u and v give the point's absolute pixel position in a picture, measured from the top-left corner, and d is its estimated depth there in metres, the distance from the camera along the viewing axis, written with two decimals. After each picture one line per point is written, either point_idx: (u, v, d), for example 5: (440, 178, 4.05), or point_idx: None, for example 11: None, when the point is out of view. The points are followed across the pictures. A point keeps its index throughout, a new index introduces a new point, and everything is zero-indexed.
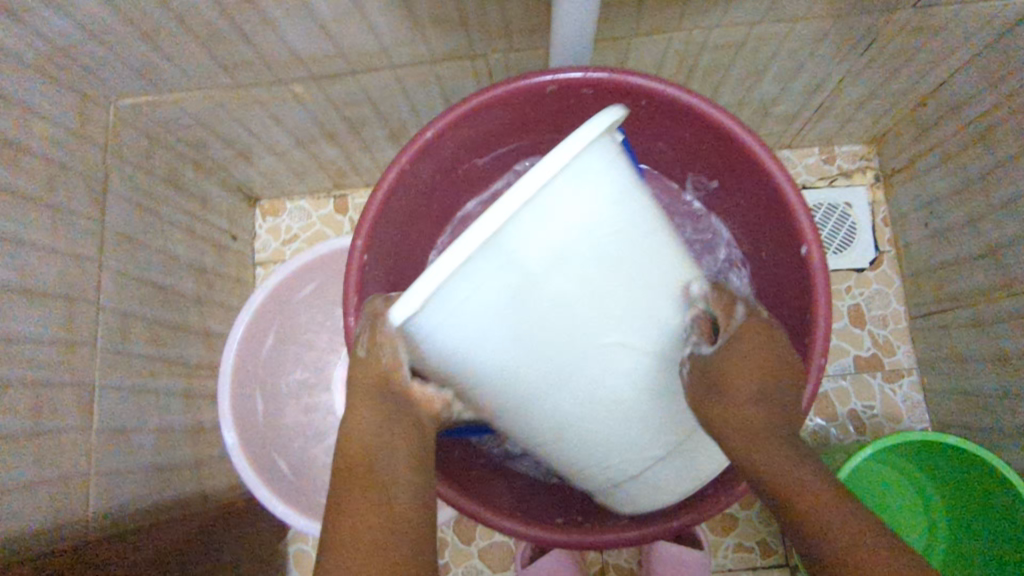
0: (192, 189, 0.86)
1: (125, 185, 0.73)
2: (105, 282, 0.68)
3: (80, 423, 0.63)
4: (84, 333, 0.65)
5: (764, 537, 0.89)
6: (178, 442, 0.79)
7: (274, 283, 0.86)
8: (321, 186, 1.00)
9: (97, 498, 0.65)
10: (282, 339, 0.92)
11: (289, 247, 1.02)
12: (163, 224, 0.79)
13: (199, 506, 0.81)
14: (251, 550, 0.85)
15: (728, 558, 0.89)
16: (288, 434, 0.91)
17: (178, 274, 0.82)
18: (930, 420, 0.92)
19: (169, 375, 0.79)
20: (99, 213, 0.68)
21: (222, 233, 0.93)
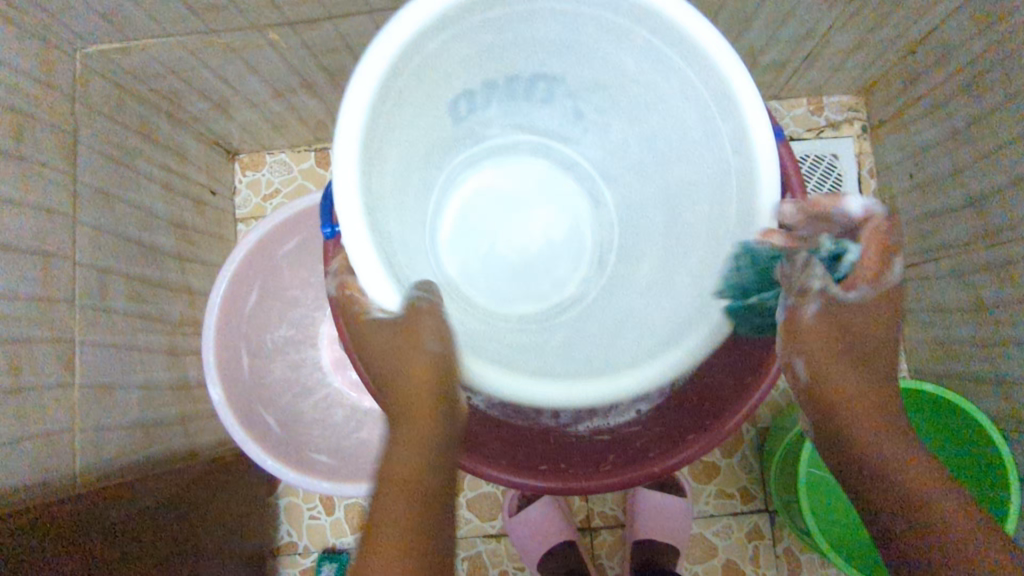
0: (168, 142, 0.83)
1: (97, 137, 0.70)
2: (81, 238, 0.67)
3: (62, 380, 0.63)
4: (61, 290, 0.64)
5: (744, 483, 0.91)
6: (164, 399, 0.79)
7: (254, 239, 0.85)
8: (302, 138, 0.98)
9: (83, 454, 0.65)
10: (266, 295, 0.91)
11: (270, 202, 1.00)
12: (138, 179, 0.77)
13: (187, 461, 0.81)
14: (242, 502, 0.87)
15: (709, 504, 0.91)
16: (275, 390, 0.91)
17: (157, 231, 0.80)
18: (908, 370, 0.94)
19: (151, 332, 0.78)
20: (71, 167, 0.66)
21: (201, 188, 0.91)
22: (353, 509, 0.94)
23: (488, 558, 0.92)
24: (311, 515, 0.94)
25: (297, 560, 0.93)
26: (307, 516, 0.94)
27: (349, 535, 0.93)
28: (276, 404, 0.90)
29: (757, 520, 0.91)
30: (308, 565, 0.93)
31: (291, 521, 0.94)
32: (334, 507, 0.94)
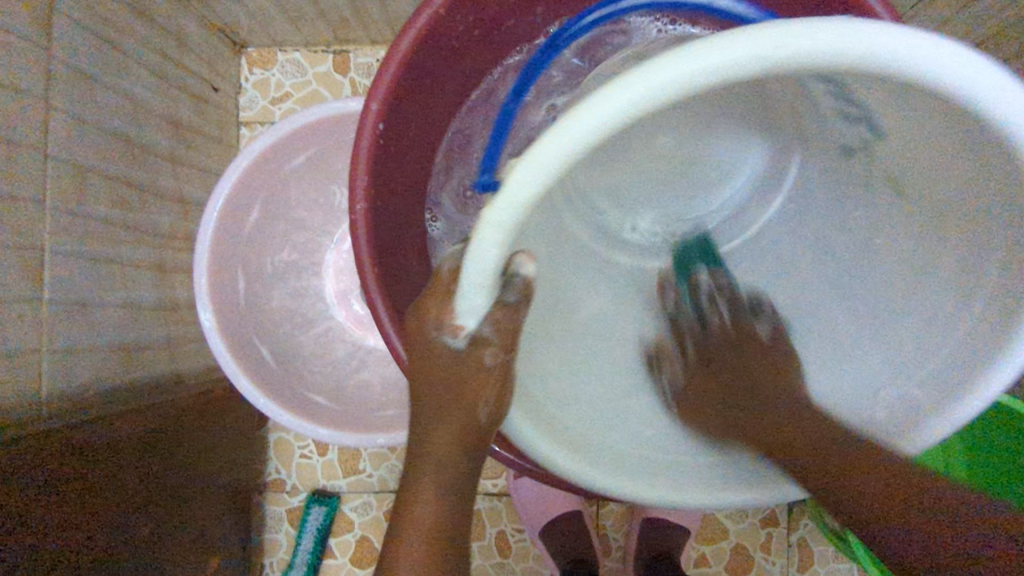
0: (165, 24, 0.71)
1: (80, 5, 0.58)
2: (55, 128, 0.56)
3: (28, 293, 0.54)
4: (30, 190, 0.54)
5: None
6: (148, 320, 0.71)
7: (261, 148, 0.75)
8: (321, 37, 0.85)
9: (51, 378, 0.57)
10: (269, 214, 0.81)
11: (279, 107, 0.88)
12: (127, 62, 0.66)
13: (172, 389, 0.74)
14: (228, 437, 0.80)
15: None
16: (273, 319, 0.83)
17: (147, 128, 0.69)
18: None
19: (136, 244, 0.69)
20: (45, 40, 0.54)
21: (202, 82, 0.80)
22: (347, 452, 0.88)
23: (486, 516, 0.87)
24: (302, 453, 0.88)
25: (284, 499, 0.88)
26: (297, 454, 0.88)
27: (341, 479, 0.88)
28: (272, 334, 0.82)
29: (773, 507, 0.85)
30: (295, 504, 0.88)
31: (280, 458, 0.88)
32: (327, 449, 0.88)
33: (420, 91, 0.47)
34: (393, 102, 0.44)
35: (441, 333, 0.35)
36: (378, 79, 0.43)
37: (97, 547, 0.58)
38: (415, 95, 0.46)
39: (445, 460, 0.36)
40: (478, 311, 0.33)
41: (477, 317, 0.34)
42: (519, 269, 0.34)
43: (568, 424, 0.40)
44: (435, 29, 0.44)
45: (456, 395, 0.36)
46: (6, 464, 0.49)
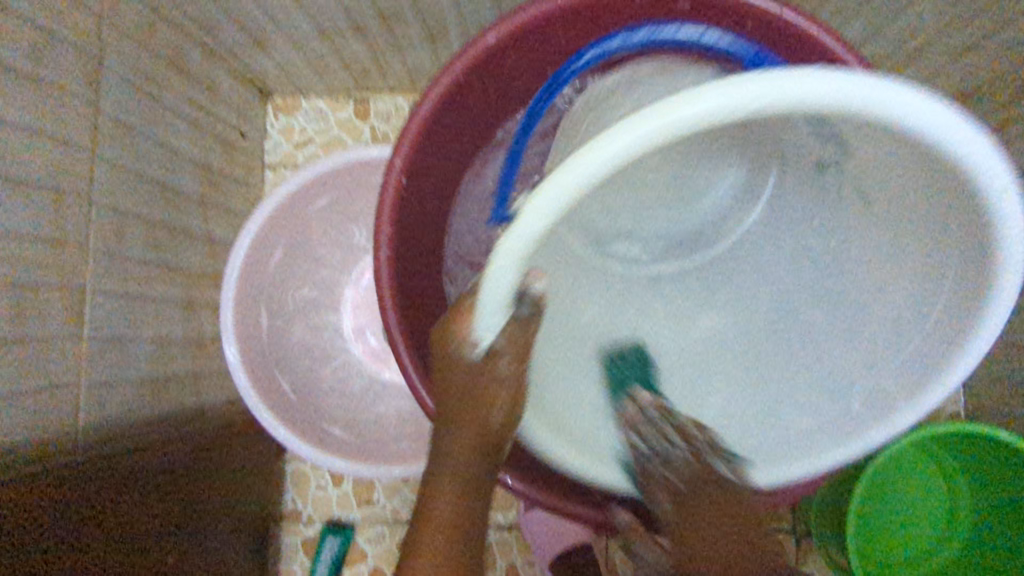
0: (200, 77, 0.76)
1: (125, 63, 0.63)
2: (99, 175, 0.61)
3: (68, 330, 0.57)
4: (75, 233, 0.58)
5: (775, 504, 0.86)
6: (176, 354, 0.74)
7: (288, 192, 0.79)
8: (343, 85, 0.90)
9: (88, 410, 0.60)
10: (291, 253, 0.85)
11: (302, 151, 0.93)
12: (164, 113, 0.70)
13: (196, 422, 0.77)
14: (250, 465, 0.83)
15: None
16: (293, 353, 0.86)
17: (182, 174, 0.74)
18: (965, 404, 0.88)
19: (167, 282, 0.73)
20: (93, 97, 0.59)
21: (232, 129, 0.84)
22: (362, 484, 0.90)
23: (498, 547, 0.88)
24: (318, 485, 0.91)
25: (301, 530, 0.90)
26: (314, 486, 0.91)
27: (356, 511, 0.90)
28: (292, 368, 0.85)
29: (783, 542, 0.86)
30: (311, 535, 0.90)
31: (297, 489, 0.91)
32: (343, 480, 0.90)
33: (438, 151, 0.51)
34: (415, 162, 0.48)
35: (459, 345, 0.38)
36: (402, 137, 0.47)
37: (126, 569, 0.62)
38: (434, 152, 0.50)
39: (463, 462, 0.40)
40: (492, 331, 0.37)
41: (490, 339, 0.37)
42: (531, 284, 0.36)
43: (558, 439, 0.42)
44: (449, 98, 0.48)
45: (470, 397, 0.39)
46: (47, 487, 0.53)
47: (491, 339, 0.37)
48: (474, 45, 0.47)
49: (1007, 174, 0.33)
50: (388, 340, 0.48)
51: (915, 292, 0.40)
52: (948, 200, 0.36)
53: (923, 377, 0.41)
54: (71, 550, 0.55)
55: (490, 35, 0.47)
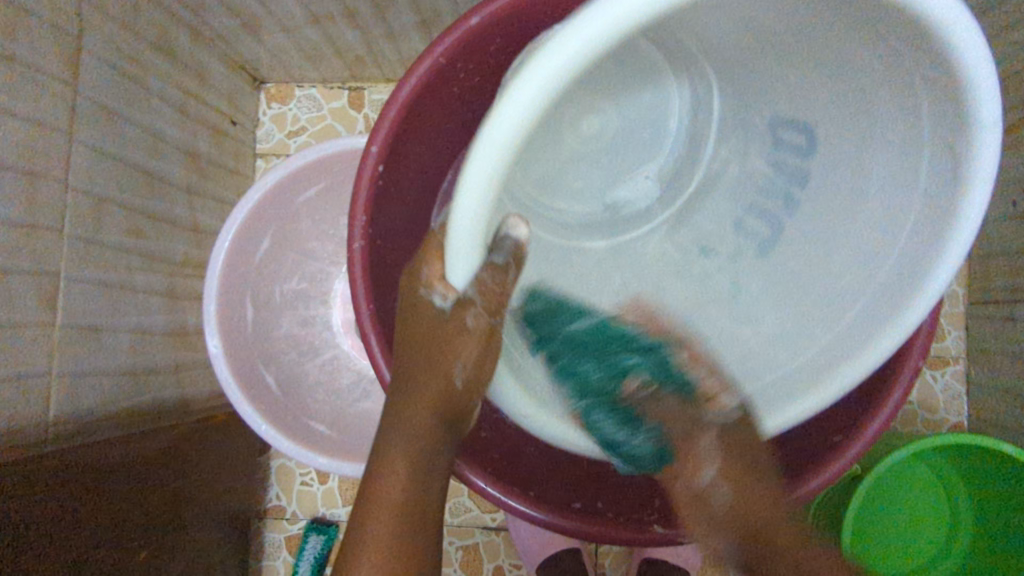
0: (189, 61, 0.75)
1: (107, 45, 0.62)
2: (77, 160, 0.59)
3: (41, 318, 0.56)
4: (49, 219, 0.56)
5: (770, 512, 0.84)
6: (157, 346, 0.73)
7: (272, 180, 0.77)
8: (336, 74, 0.88)
9: (60, 401, 0.58)
10: (279, 244, 0.83)
11: (295, 140, 0.91)
12: (150, 98, 0.69)
13: (178, 415, 0.75)
14: (233, 458, 0.82)
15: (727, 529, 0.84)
16: (279, 346, 0.84)
17: (167, 160, 0.72)
18: (968, 414, 0.85)
19: (149, 271, 0.71)
20: (71, 78, 0.57)
21: (221, 115, 0.83)
22: (348, 481, 0.88)
23: (485, 550, 0.87)
24: (303, 480, 0.89)
25: (284, 526, 0.88)
26: (299, 481, 0.89)
27: (341, 507, 0.88)
28: (277, 362, 0.83)
29: None
30: (295, 532, 0.88)
31: (282, 484, 0.89)
32: (328, 477, 0.88)
33: (416, 138, 0.49)
34: (392, 148, 0.46)
35: (429, 292, 0.40)
36: (378, 127, 0.45)
37: (108, 560, 0.60)
38: (410, 143, 0.48)
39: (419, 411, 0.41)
40: (467, 273, 0.37)
41: (467, 277, 0.37)
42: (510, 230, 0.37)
43: (531, 382, 0.44)
44: (428, 82, 0.46)
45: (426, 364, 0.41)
46: (22, 486, 0.51)
47: (467, 277, 0.37)
48: (460, 25, 0.45)
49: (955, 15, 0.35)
50: (360, 334, 0.46)
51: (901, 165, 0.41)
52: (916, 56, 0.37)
53: (922, 264, 0.41)
54: (51, 542, 0.54)
55: (472, 19, 0.45)
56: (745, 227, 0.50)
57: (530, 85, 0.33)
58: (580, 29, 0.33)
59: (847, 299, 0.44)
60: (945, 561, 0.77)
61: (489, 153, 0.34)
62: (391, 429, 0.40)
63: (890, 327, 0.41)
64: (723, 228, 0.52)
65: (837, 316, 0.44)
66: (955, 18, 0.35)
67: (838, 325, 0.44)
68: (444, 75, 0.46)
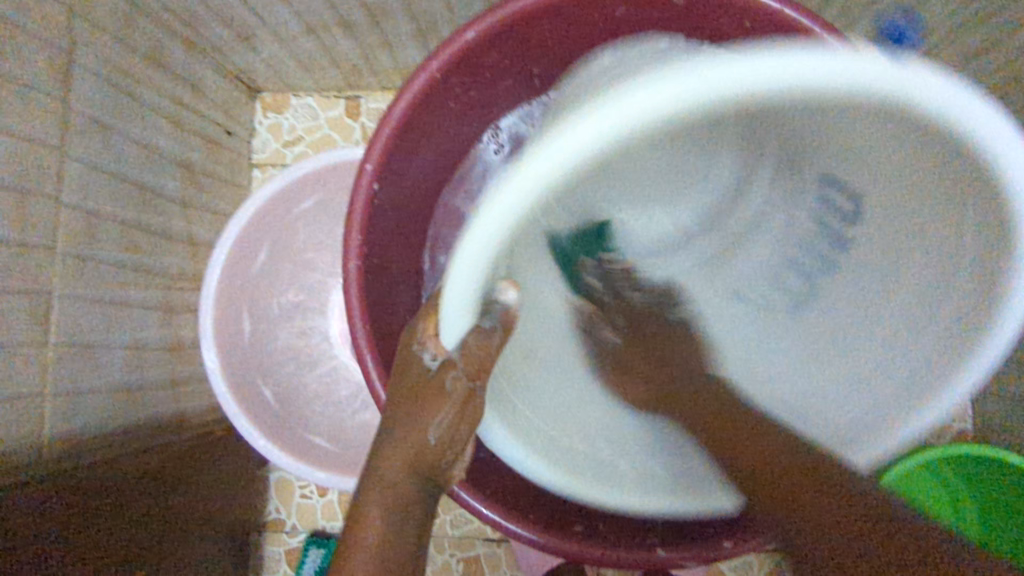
0: (182, 72, 0.74)
1: (99, 58, 0.61)
2: (70, 174, 0.58)
3: (35, 336, 0.55)
4: (42, 236, 0.55)
5: None
6: (154, 360, 0.72)
7: (271, 191, 0.77)
8: (333, 83, 0.87)
9: (54, 420, 0.57)
10: (276, 255, 0.83)
11: (291, 150, 0.90)
12: (144, 111, 0.68)
13: (176, 430, 0.75)
14: (232, 472, 0.81)
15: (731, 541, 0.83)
16: (277, 358, 0.83)
17: (161, 173, 0.72)
18: (972, 421, 0.84)
19: (144, 286, 0.70)
20: (63, 92, 0.57)
21: (216, 126, 0.82)
22: (347, 493, 0.88)
23: (486, 562, 0.86)
24: (302, 493, 0.88)
25: (283, 539, 0.88)
26: (298, 495, 0.88)
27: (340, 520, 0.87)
28: (275, 374, 0.83)
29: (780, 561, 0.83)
30: (294, 545, 0.88)
31: (281, 497, 0.88)
32: (327, 490, 0.88)
33: (411, 154, 0.48)
34: (387, 165, 0.46)
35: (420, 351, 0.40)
36: (373, 145, 0.45)
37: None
38: (405, 158, 0.47)
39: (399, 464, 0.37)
40: (457, 335, 0.38)
41: (458, 338, 0.38)
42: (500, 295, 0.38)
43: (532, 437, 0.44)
44: (423, 99, 0.45)
45: (409, 413, 0.38)
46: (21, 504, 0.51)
47: (459, 338, 0.38)
48: (455, 39, 0.44)
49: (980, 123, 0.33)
50: (358, 355, 0.45)
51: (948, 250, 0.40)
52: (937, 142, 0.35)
53: (959, 351, 0.40)
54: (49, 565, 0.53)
55: (467, 34, 0.44)
56: (788, 285, 0.51)
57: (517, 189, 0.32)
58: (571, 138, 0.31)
59: (889, 366, 0.43)
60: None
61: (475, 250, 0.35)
62: (372, 480, 0.37)
63: (930, 404, 0.41)
64: (756, 278, 0.54)
65: (883, 378, 0.44)
66: (976, 117, 0.33)
67: (884, 389, 0.44)
68: (439, 92, 0.46)
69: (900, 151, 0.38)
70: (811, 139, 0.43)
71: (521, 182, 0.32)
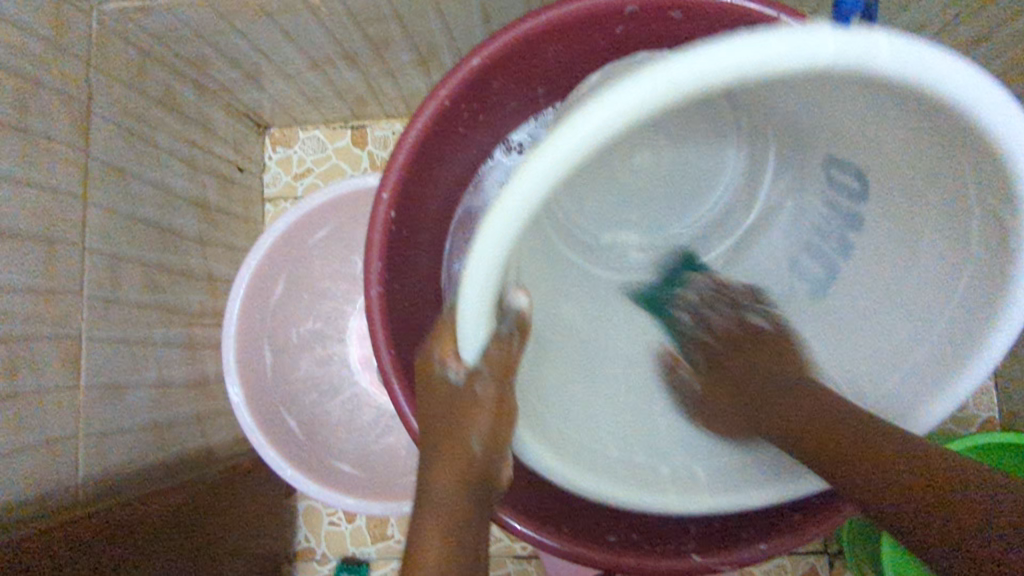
0: (194, 114, 0.76)
1: (114, 106, 0.63)
2: (92, 220, 0.60)
3: (65, 380, 0.56)
4: (68, 281, 0.57)
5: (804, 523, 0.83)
6: (180, 397, 0.73)
7: (288, 222, 0.79)
8: (339, 114, 0.89)
9: (87, 461, 0.58)
10: (293, 286, 0.84)
11: (301, 182, 0.92)
12: (159, 154, 0.70)
13: (204, 464, 0.76)
14: (261, 504, 0.82)
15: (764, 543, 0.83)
16: (299, 388, 0.84)
17: (178, 213, 0.73)
18: (998, 409, 0.84)
19: (167, 324, 0.71)
20: (82, 142, 0.58)
21: (228, 164, 0.84)
22: (375, 518, 0.88)
23: None
24: (331, 521, 0.89)
25: (313, 568, 0.88)
26: (327, 522, 0.89)
27: (370, 545, 0.88)
28: (298, 404, 0.83)
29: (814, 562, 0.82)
30: (326, 573, 0.88)
31: (309, 526, 0.89)
32: (355, 515, 0.88)
33: (425, 180, 0.49)
34: (404, 193, 0.47)
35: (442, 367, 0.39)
36: (388, 174, 0.46)
37: None
38: (420, 184, 0.49)
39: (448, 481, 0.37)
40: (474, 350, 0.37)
41: (477, 349, 0.37)
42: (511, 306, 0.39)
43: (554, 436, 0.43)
44: (434, 128, 0.46)
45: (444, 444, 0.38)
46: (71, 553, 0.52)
47: (478, 350, 0.37)
48: (462, 66, 0.45)
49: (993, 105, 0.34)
50: (384, 379, 0.46)
51: (958, 231, 0.39)
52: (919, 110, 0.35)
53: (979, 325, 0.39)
54: None
55: (473, 60, 0.45)
56: (801, 268, 0.52)
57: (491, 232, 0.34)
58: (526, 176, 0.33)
59: (902, 359, 0.43)
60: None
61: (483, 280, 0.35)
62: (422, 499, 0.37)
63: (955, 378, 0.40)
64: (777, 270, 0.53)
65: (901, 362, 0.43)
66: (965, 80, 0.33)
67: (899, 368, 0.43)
68: (451, 119, 0.47)
69: (904, 133, 0.38)
70: (819, 116, 0.44)
71: (477, 254, 0.34)
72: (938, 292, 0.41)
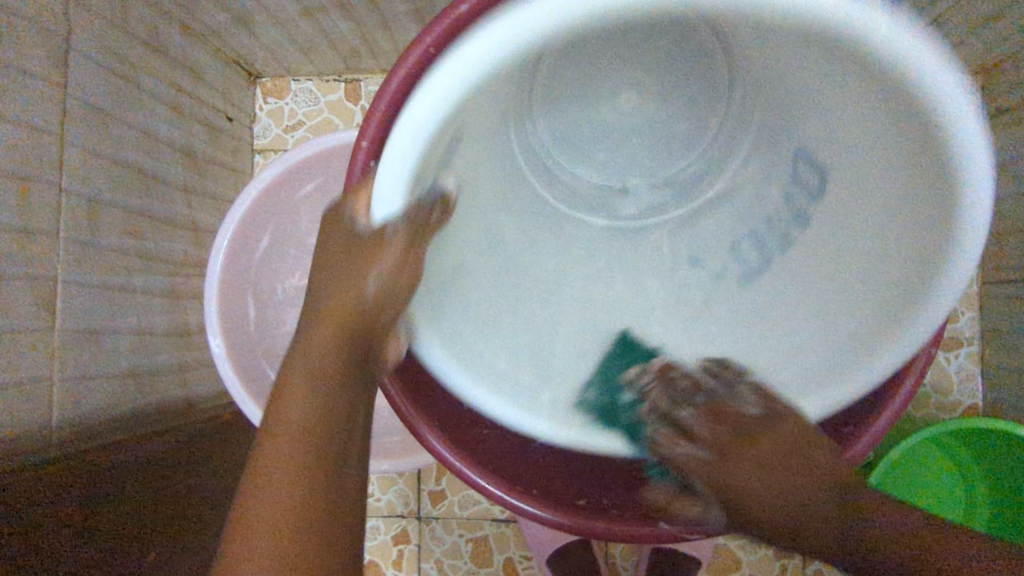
0: (181, 58, 0.74)
1: (96, 42, 0.61)
2: (70, 162, 0.58)
3: (40, 323, 0.55)
4: (44, 222, 0.55)
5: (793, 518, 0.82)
6: (160, 346, 0.73)
7: (272, 176, 0.77)
8: (332, 66, 0.87)
9: (62, 404, 0.58)
10: (279, 240, 0.83)
11: (292, 134, 0.90)
12: (143, 97, 0.68)
13: (184, 415, 0.76)
14: (241, 455, 0.83)
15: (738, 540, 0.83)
16: (284, 343, 0.84)
17: (162, 159, 0.72)
18: (982, 396, 0.83)
19: (148, 273, 0.71)
20: (60, 79, 0.56)
21: (217, 113, 0.82)
22: None
23: (494, 541, 0.86)
24: None
25: None
26: None
27: None
28: (281, 359, 0.83)
29: None
30: None
31: None
32: None
33: None
34: (397, 113, 0.46)
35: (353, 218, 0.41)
36: (367, 122, 0.45)
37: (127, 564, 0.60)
38: None
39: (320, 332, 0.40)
40: (388, 211, 0.37)
41: (383, 214, 0.38)
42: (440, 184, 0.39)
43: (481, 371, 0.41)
44: (444, 46, 0.44)
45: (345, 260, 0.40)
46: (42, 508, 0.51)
47: (387, 211, 0.37)
48: (450, 11, 0.43)
49: (939, 66, 0.32)
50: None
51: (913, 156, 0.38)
52: (888, 93, 0.34)
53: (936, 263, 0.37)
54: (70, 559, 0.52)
55: (462, 4, 0.43)
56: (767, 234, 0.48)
57: (409, 131, 0.35)
58: (412, 119, 0.35)
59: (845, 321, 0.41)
60: (972, 518, 0.76)
61: (425, 111, 0.35)
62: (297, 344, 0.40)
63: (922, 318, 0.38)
64: None
65: (838, 331, 0.41)
66: (914, 53, 0.32)
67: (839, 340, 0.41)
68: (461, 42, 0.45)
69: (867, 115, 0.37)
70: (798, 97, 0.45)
71: (397, 143, 0.36)
72: (882, 226, 0.39)
